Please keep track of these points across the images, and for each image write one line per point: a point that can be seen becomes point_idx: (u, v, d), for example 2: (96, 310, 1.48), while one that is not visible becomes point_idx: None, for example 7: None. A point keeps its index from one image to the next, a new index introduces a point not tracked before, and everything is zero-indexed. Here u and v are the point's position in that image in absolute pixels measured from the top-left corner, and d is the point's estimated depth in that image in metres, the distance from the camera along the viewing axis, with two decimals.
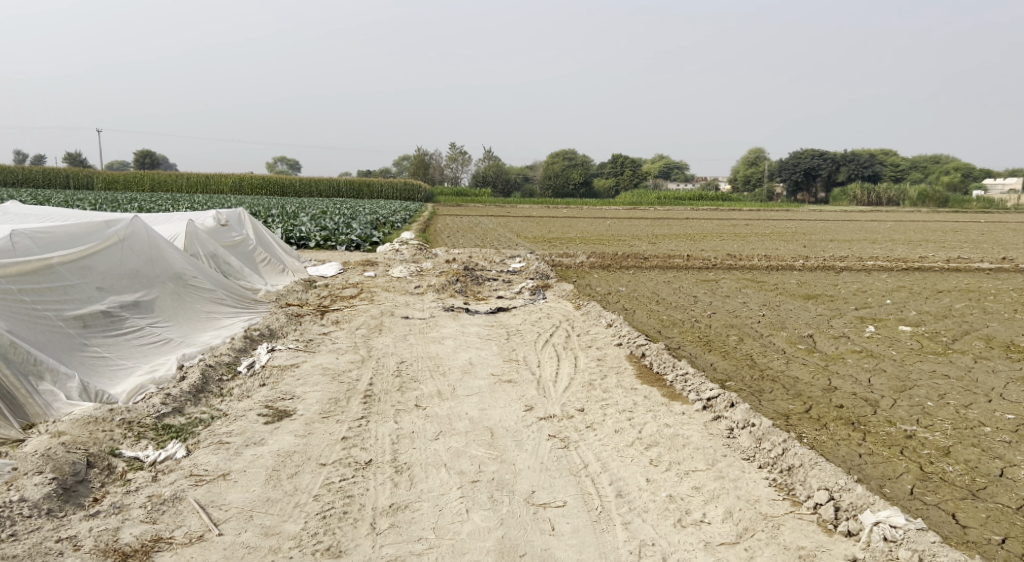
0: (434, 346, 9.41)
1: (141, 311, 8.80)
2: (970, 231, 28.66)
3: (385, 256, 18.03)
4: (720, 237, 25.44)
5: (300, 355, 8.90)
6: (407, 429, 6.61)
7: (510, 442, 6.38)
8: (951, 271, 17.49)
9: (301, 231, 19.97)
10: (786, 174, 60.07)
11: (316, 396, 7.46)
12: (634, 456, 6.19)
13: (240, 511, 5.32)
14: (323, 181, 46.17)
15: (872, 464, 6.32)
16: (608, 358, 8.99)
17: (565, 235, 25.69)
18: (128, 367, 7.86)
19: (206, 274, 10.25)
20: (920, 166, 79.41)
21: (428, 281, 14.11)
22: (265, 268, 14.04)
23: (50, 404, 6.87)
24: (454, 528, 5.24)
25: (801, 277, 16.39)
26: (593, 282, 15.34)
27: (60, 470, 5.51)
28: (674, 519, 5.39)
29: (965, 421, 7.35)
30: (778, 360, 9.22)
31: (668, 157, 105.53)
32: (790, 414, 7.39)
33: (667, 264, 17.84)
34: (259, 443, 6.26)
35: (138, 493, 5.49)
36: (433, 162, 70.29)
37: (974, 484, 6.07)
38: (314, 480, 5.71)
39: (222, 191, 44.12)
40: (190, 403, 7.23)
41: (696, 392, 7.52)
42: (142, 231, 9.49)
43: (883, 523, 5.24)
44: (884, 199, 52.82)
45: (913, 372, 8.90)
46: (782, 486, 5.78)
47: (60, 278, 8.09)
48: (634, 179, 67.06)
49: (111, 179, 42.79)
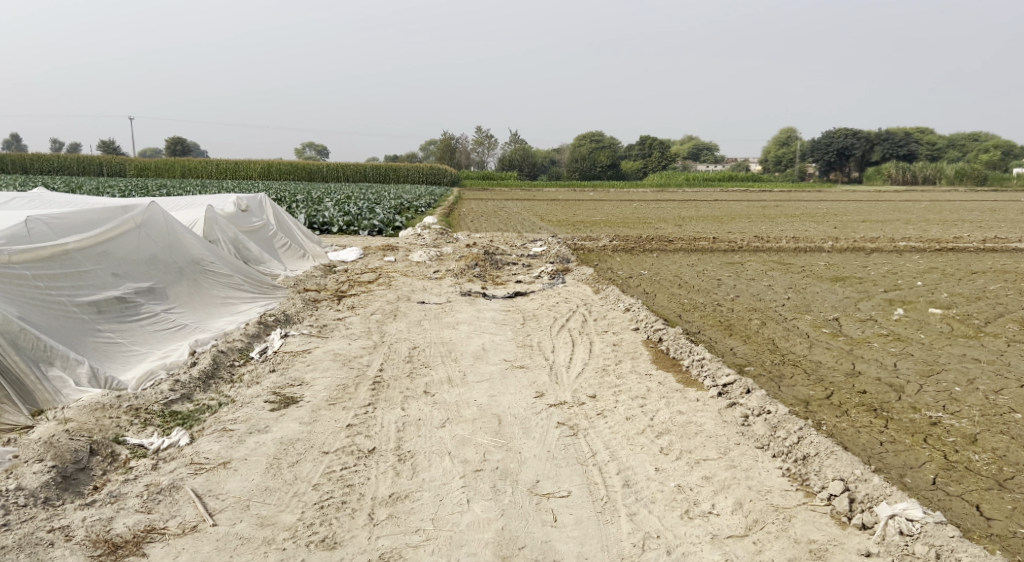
0: (448, 332, 9.28)
1: (156, 297, 8.76)
2: (1009, 210, 27.85)
3: (407, 241, 17.97)
4: (748, 219, 25.03)
5: (312, 341, 8.83)
6: (413, 417, 6.49)
7: (517, 430, 6.24)
8: (986, 251, 16.98)
9: (324, 216, 19.93)
10: (819, 154, 58.93)
11: (325, 383, 7.37)
12: (643, 444, 6.01)
13: (237, 501, 5.26)
14: (350, 165, 46.25)
15: (893, 453, 6.09)
16: (624, 343, 8.80)
17: (590, 218, 25.43)
18: (140, 354, 7.82)
19: (223, 260, 10.20)
20: (958, 143, 77.50)
21: (448, 265, 13.99)
22: (285, 254, 14.00)
23: (60, 390, 6.85)
24: (453, 519, 5.12)
25: (829, 259, 16.00)
26: (614, 265, 15.10)
27: (60, 457, 5.48)
28: (681, 511, 5.22)
29: (995, 407, 7.07)
30: (801, 344, 8.97)
31: (698, 138, 104.11)
32: (810, 400, 7.16)
33: (692, 247, 17.54)
34: (262, 430, 6.18)
35: (137, 482, 5.45)
36: (460, 146, 70.16)
37: (1000, 474, 5.81)
38: (315, 469, 5.62)
39: (250, 177, 44.40)
40: (199, 390, 7.18)
41: (712, 378, 7.32)
42: (159, 216, 9.45)
43: (900, 516, 5.02)
44: (920, 178, 51.56)
45: (941, 356, 8.60)
46: (796, 475, 5.57)
47: (75, 264, 8.07)
48: (662, 161, 66.32)
49: (143, 165, 43.42)
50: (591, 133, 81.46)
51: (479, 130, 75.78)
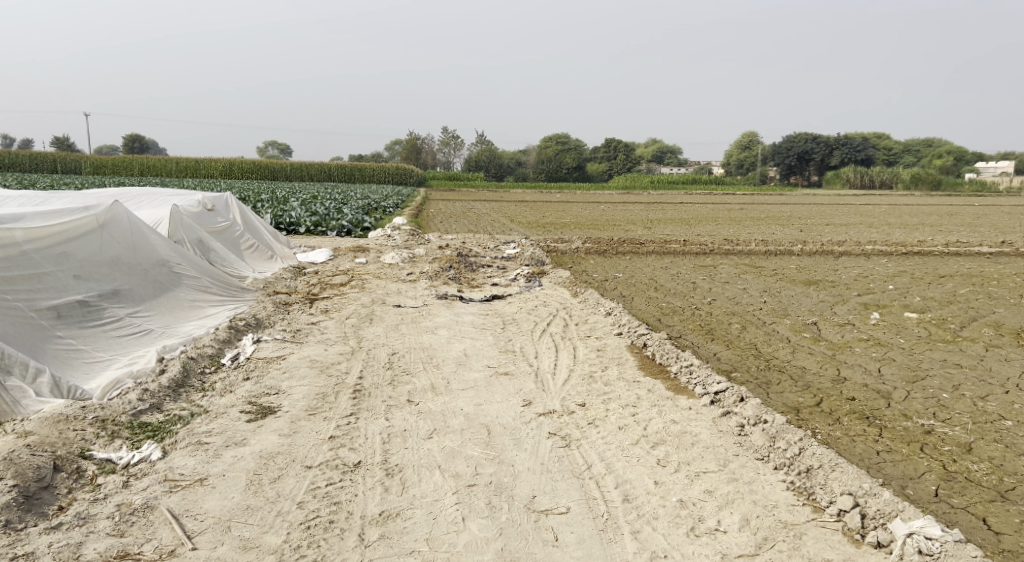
0: (427, 337, 8.99)
1: (121, 300, 8.36)
2: (964, 215, 28.29)
3: (377, 242, 17.60)
4: (715, 221, 25.11)
5: (287, 346, 8.49)
6: (398, 427, 6.22)
7: (508, 441, 6.00)
8: (951, 255, 17.19)
9: (290, 217, 19.44)
10: (780, 158, 59.80)
11: (303, 392, 7.05)
12: (640, 455, 5.82)
13: (217, 522, 4.95)
14: (315, 165, 45.49)
15: (892, 463, 5.98)
16: (608, 348, 8.60)
17: (559, 219, 25.33)
18: (104, 361, 7.44)
19: (189, 262, 9.81)
20: (914, 148, 78.90)
21: (421, 267, 13.70)
22: (253, 254, 13.56)
23: (19, 401, 6.45)
24: (449, 539, 4.87)
25: (799, 262, 16.06)
26: (588, 268, 14.93)
27: (23, 476, 5.10)
28: (687, 528, 5.04)
29: (984, 414, 7.00)
30: (784, 349, 8.86)
31: (661, 142, 105.22)
32: (801, 408, 7.02)
33: (665, 249, 17.48)
34: (240, 443, 5.86)
35: (106, 502, 5.11)
36: (425, 148, 69.77)
37: (1002, 484, 5.73)
38: (298, 485, 5.32)
39: (213, 177, 43.44)
40: (169, 400, 6.81)
41: (702, 386, 7.15)
42: (125, 215, 9.02)
43: (918, 535, 4.88)
44: (878, 182, 52.67)
45: (923, 361, 8.55)
46: (801, 489, 5.44)
47: (35, 265, 7.62)
48: (627, 163, 66.67)
49: (99, 164, 42.18)
50: (557, 137, 81.32)
51: (445, 129, 75.37)
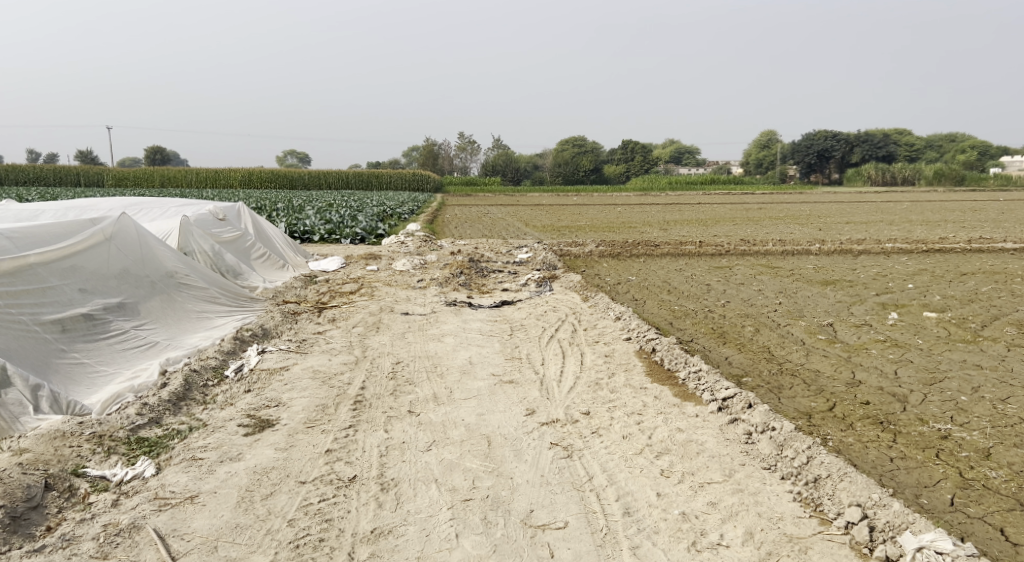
0: (432, 345, 8.87)
1: (126, 313, 8.29)
2: (989, 210, 27.70)
3: (390, 249, 17.54)
4: (733, 221, 24.83)
5: (290, 357, 8.40)
6: (397, 439, 6.09)
7: (508, 453, 5.86)
8: (973, 252, 16.79)
9: (305, 225, 19.46)
10: (800, 156, 59.14)
11: (303, 404, 6.95)
12: (643, 466, 5.65)
13: (204, 542, 4.86)
14: (333, 173, 45.68)
15: (905, 470, 5.77)
16: (616, 354, 8.43)
17: (574, 222, 25.19)
18: (108, 375, 7.38)
19: (197, 272, 9.75)
20: (936, 144, 77.76)
21: (432, 274, 13.56)
22: (263, 263, 13.50)
23: (17, 417, 6.40)
24: (441, 557, 4.75)
25: (817, 261, 15.82)
26: (602, 271, 14.77)
27: (11, 496, 5.04)
28: (688, 543, 4.88)
29: (1004, 417, 6.76)
30: (797, 352, 8.63)
31: (679, 143, 104.73)
32: (812, 413, 6.82)
33: (681, 251, 17.26)
34: (235, 459, 5.76)
35: (94, 522, 5.04)
36: (442, 154, 69.89)
37: (1020, 493, 5.50)
38: (290, 501, 5.22)
39: (232, 187, 43.68)
40: (168, 414, 6.72)
41: (710, 392, 6.95)
42: (131, 227, 8.98)
43: (928, 549, 4.71)
44: (900, 179, 51.89)
45: (942, 362, 8.29)
46: (809, 500, 5.26)
47: (39, 279, 7.57)
48: (646, 165, 66.31)
49: (122, 176, 42.69)
50: (574, 137, 80.79)
51: (462, 136, 75.53)
